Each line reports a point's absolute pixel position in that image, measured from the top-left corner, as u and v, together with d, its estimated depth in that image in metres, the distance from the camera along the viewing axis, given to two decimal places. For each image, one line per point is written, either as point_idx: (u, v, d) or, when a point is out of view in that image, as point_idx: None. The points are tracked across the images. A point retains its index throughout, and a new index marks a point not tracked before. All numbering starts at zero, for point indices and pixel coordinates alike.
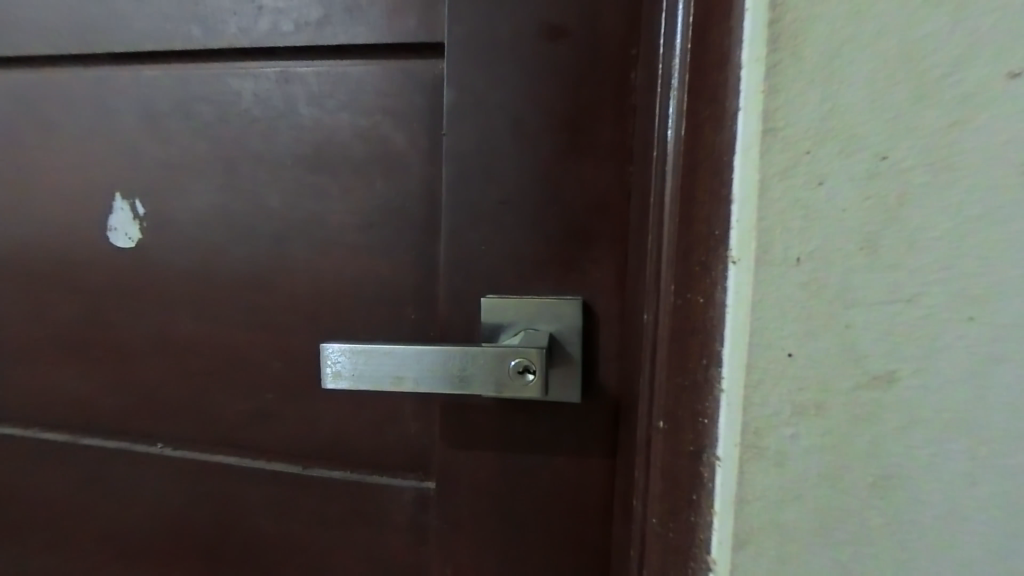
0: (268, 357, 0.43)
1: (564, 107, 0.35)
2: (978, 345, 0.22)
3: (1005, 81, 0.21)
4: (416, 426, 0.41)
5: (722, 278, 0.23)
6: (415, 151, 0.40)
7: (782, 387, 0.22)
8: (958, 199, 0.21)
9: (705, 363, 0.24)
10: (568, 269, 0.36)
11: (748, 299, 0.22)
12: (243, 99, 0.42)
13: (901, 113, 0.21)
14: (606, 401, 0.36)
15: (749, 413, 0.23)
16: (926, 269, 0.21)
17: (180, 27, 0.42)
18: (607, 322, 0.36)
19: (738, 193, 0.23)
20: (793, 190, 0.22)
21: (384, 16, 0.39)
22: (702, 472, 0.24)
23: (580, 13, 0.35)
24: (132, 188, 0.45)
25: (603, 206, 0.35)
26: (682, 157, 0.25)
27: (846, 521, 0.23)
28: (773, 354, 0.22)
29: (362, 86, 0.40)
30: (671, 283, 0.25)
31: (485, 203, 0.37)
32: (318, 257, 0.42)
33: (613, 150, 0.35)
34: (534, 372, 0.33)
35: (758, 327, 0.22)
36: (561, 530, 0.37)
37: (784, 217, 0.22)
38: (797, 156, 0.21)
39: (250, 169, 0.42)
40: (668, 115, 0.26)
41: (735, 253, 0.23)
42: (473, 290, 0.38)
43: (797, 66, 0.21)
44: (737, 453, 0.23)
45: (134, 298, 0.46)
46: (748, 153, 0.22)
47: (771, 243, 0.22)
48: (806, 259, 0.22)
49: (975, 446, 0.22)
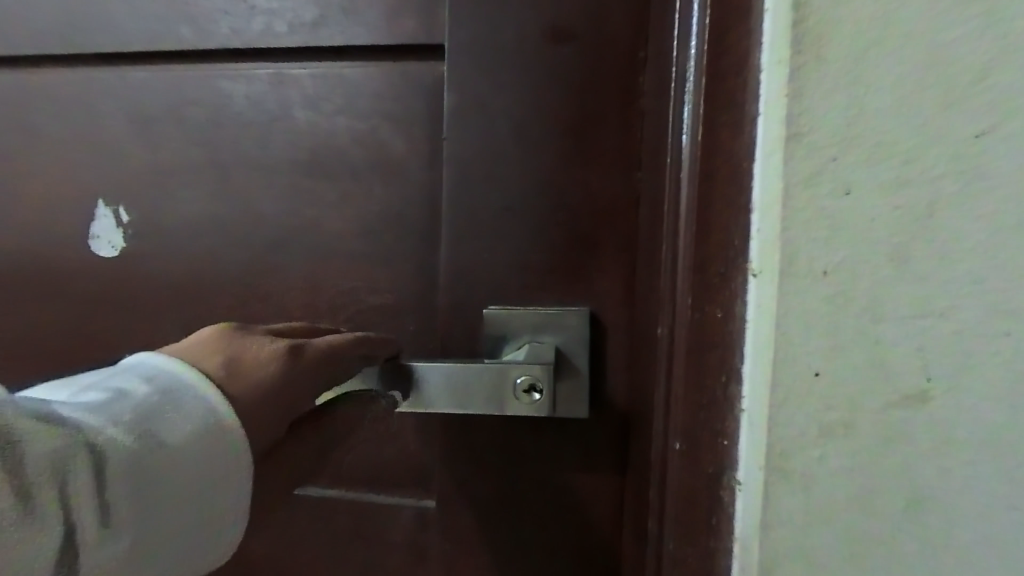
0: (314, 362, 0.28)
1: (570, 112, 0.34)
2: (1013, 362, 0.21)
3: None
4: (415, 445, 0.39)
5: (741, 291, 0.22)
6: (415, 157, 0.38)
7: (808, 406, 0.21)
8: (990, 209, 0.20)
9: (724, 379, 0.23)
10: (575, 278, 0.35)
11: (771, 312, 0.21)
12: (235, 102, 0.40)
13: (931, 119, 0.20)
14: (614, 415, 0.35)
15: (773, 433, 0.21)
16: (958, 282, 0.20)
17: (169, 27, 0.40)
18: (614, 333, 0.35)
19: (757, 204, 0.22)
20: (818, 200, 0.21)
21: (382, 18, 0.37)
22: (723, 493, 0.23)
23: (586, 16, 0.34)
24: (119, 194, 0.43)
25: (611, 214, 0.34)
26: (700, 163, 0.24)
27: (879, 548, 0.21)
28: (798, 371, 0.21)
29: (359, 89, 0.39)
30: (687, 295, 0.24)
31: (488, 210, 0.35)
32: (313, 265, 0.40)
33: (620, 155, 0.34)
34: (540, 390, 0.32)
35: (783, 342, 0.21)
36: (568, 550, 0.36)
37: (809, 227, 0.21)
38: (822, 163, 0.20)
39: (242, 174, 0.41)
40: (682, 120, 0.25)
41: (755, 265, 0.22)
42: (475, 300, 0.36)
43: (822, 69, 0.20)
44: (761, 477, 0.22)
45: (120, 308, 0.44)
46: (770, 159, 0.21)
47: (795, 254, 0.21)
48: (832, 272, 0.21)
49: (1012, 468, 0.21)
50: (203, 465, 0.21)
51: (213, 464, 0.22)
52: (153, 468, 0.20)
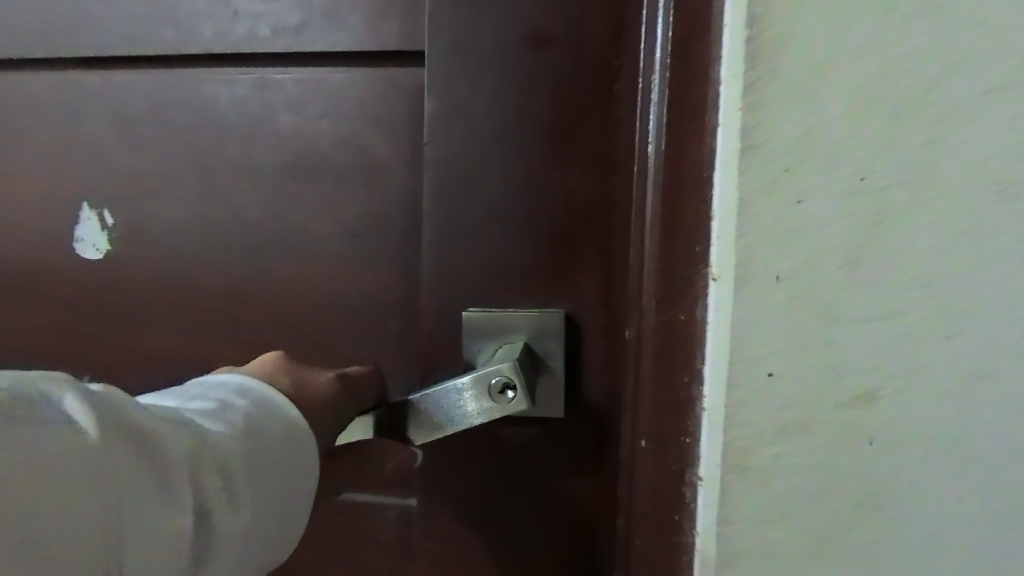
0: (352, 384, 0.35)
1: (548, 117, 0.35)
2: (958, 362, 0.22)
3: (980, 99, 0.21)
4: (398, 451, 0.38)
5: (703, 296, 0.22)
6: (397, 161, 0.39)
7: (763, 406, 0.22)
8: (936, 215, 0.21)
9: (687, 380, 0.23)
10: (553, 281, 0.36)
11: (728, 316, 0.22)
12: (219, 106, 0.41)
13: (881, 130, 0.21)
14: (591, 414, 0.36)
15: (731, 432, 0.22)
16: (906, 286, 0.21)
17: (153, 31, 0.40)
18: (592, 334, 0.35)
19: (718, 211, 0.22)
20: (774, 208, 0.21)
21: (364, 23, 0.38)
22: (685, 491, 0.23)
23: (562, 23, 0.34)
24: (105, 197, 0.43)
25: (588, 217, 0.35)
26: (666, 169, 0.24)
27: (834, 540, 0.22)
28: (753, 373, 0.22)
29: (342, 93, 0.39)
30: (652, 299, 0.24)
31: (469, 213, 0.36)
32: (298, 268, 0.41)
33: (597, 160, 0.35)
34: (514, 388, 0.32)
35: (739, 345, 0.22)
36: (548, 545, 0.37)
37: (763, 235, 0.22)
38: (778, 173, 0.21)
39: (227, 177, 0.41)
40: (649, 130, 0.26)
41: (715, 269, 0.22)
42: (456, 302, 0.37)
43: (776, 82, 0.21)
44: (719, 473, 0.23)
45: (106, 311, 0.44)
46: (728, 169, 0.22)
47: (751, 261, 0.22)
48: (786, 277, 0.22)
49: (959, 463, 0.22)
50: (286, 462, 0.28)
51: (292, 459, 0.28)
52: (266, 464, 0.27)
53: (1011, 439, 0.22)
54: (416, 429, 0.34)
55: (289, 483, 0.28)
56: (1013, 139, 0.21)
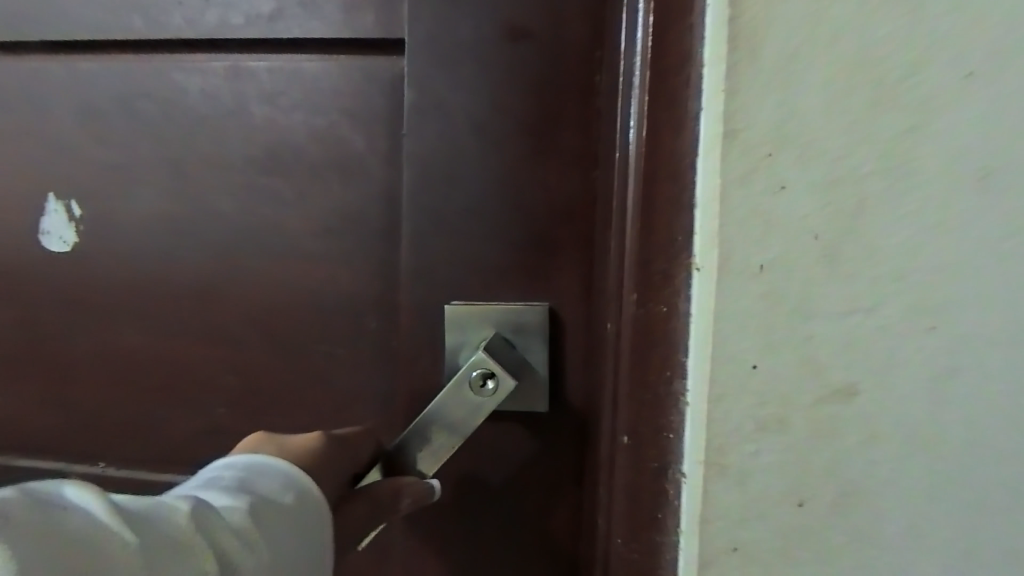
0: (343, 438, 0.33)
1: (528, 110, 0.34)
2: (937, 356, 0.21)
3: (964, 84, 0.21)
4: (405, 498, 0.33)
5: (685, 286, 0.22)
6: (374, 153, 0.38)
7: (744, 402, 0.22)
8: (918, 205, 0.21)
9: (668, 374, 0.23)
10: (534, 276, 0.35)
11: (709, 310, 0.22)
12: (189, 95, 0.39)
13: (866, 115, 0.21)
14: (570, 412, 0.35)
15: (711, 429, 0.22)
16: (882, 281, 0.21)
17: (119, 15, 0.39)
18: (572, 330, 0.35)
19: (700, 200, 0.22)
20: (756, 196, 0.21)
21: (340, 12, 0.37)
22: (669, 488, 0.23)
23: (544, 13, 0.34)
24: (69, 190, 0.42)
25: (569, 212, 0.34)
26: (646, 156, 0.24)
27: (811, 539, 0.22)
28: (735, 367, 0.21)
29: (317, 84, 0.38)
30: (632, 291, 0.24)
31: (448, 207, 0.35)
32: (272, 263, 0.39)
33: (578, 153, 0.34)
34: (493, 380, 0.33)
35: (721, 339, 0.21)
36: (527, 546, 0.36)
37: (744, 225, 0.21)
38: (757, 161, 0.21)
39: (198, 170, 0.40)
40: (629, 120, 0.26)
41: (698, 260, 0.22)
42: (435, 298, 0.36)
43: (757, 64, 0.20)
44: (700, 470, 0.22)
45: (72, 307, 0.42)
46: (710, 155, 0.21)
47: (733, 250, 0.21)
48: (768, 268, 0.21)
49: (936, 461, 0.22)
50: (298, 513, 0.26)
51: (305, 507, 0.27)
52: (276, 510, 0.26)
53: (986, 437, 0.22)
54: (422, 458, 0.34)
55: (308, 531, 0.27)
56: (990, 132, 0.21)
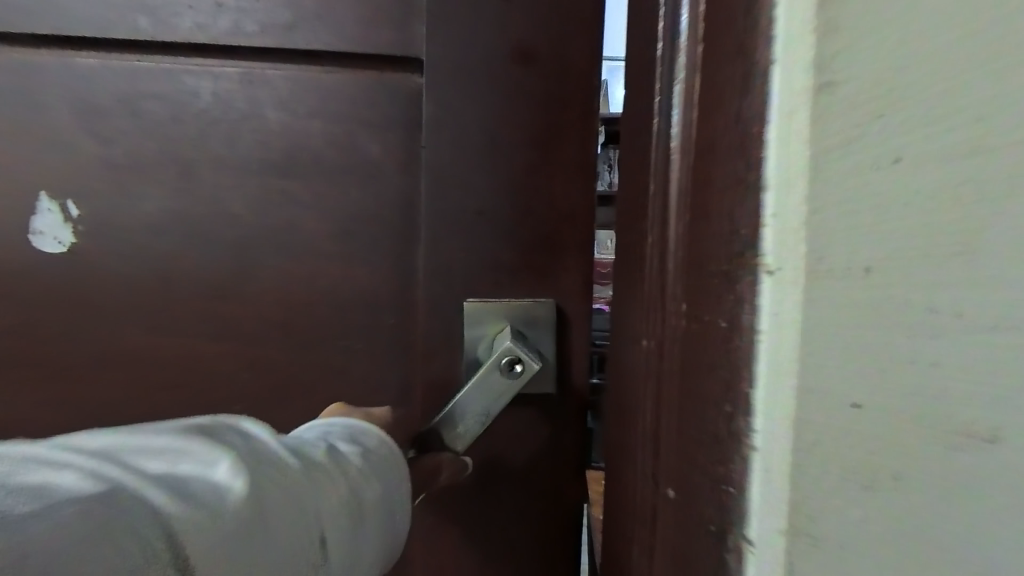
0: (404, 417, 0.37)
1: (535, 128, 0.39)
2: None
3: None
4: (444, 474, 0.36)
5: (748, 294, 0.15)
6: (391, 161, 0.40)
7: (843, 460, 0.14)
8: None
9: (728, 411, 0.16)
10: (541, 275, 0.40)
11: (792, 327, 0.15)
12: (201, 98, 0.40)
13: None
14: (573, 393, 0.40)
15: (791, 496, 0.15)
16: None
17: (124, 15, 0.39)
18: (575, 322, 0.40)
19: (775, 161, 0.15)
20: (860, 154, 0.14)
21: (357, 27, 0.39)
22: (725, 560, 0.16)
23: (549, 43, 0.38)
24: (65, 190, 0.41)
25: (571, 219, 0.39)
26: (695, 131, 0.19)
27: None
28: (831, 407, 0.14)
29: (334, 94, 0.40)
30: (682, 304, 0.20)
31: (463, 213, 0.39)
32: (289, 263, 0.41)
33: (578, 168, 0.39)
34: (520, 364, 0.37)
35: (806, 366, 0.15)
36: (535, 513, 0.41)
37: (842, 193, 0.14)
38: (869, 94, 0.14)
39: (211, 172, 0.40)
40: (672, 90, 0.21)
41: (769, 256, 0.15)
42: (452, 295, 0.40)
43: None
44: (778, 548, 0.15)
45: (70, 307, 0.41)
46: (789, 91, 0.14)
47: (822, 238, 0.14)
48: (880, 264, 0.14)
49: None
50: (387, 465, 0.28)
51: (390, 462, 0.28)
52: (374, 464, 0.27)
53: None
54: (455, 438, 0.37)
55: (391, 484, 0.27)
56: None
